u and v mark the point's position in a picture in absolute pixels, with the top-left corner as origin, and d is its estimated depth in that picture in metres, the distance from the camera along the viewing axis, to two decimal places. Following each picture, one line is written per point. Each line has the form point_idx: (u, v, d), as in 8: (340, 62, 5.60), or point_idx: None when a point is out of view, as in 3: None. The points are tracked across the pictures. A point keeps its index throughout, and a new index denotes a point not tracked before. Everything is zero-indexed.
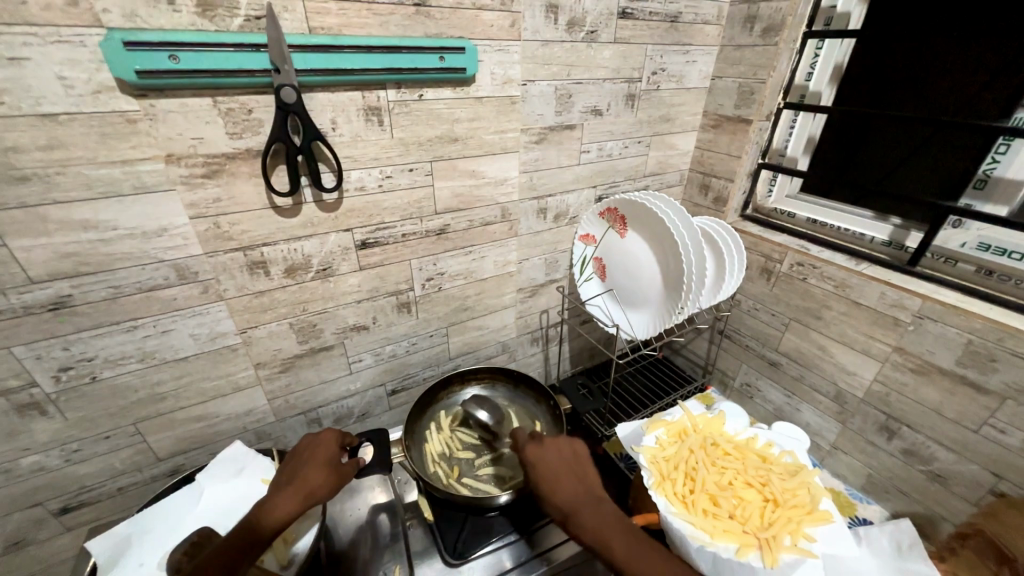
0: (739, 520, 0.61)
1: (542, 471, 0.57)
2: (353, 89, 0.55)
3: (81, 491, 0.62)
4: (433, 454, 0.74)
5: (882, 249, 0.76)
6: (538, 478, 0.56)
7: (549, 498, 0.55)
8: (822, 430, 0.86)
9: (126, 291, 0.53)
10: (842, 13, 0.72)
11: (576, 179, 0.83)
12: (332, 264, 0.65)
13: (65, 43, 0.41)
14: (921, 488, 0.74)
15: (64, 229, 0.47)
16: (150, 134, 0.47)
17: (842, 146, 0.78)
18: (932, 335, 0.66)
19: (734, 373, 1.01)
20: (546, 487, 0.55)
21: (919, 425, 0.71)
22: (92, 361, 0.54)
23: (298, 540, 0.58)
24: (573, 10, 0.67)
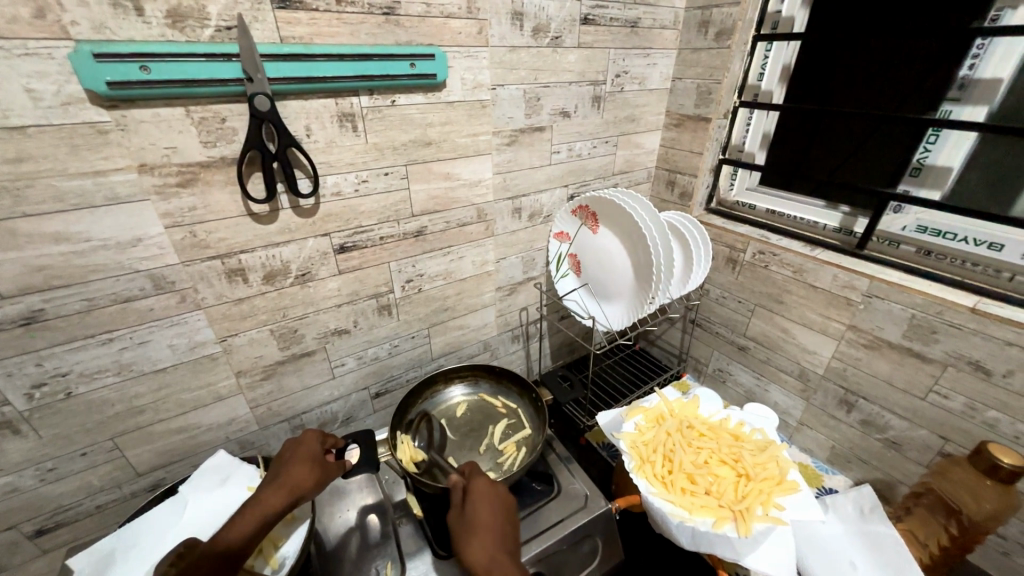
0: (715, 495, 0.64)
1: (480, 506, 0.57)
2: (326, 96, 0.56)
3: (57, 511, 0.61)
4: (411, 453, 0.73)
5: (833, 235, 0.81)
6: (477, 514, 0.56)
7: (477, 535, 0.53)
8: (790, 408, 0.92)
9: (101, 303, 0.53)
10: (786, 18, 0.78)
11: (549, 179, 0.86)
12: (311, 269, 0.66)
13: (33, 56, 0.41)
14: (880, 455, 0.79)
15: (35, 242, 0.47)
16: (122, 144, 0.48)
17: (795, 140, 0.84)
18: (880, 312, 0.72)
19: (707, 359, 1.05)
20: (479, 525, 0.54)
21: (874, 396, 0.77)
22: (67, 376, 0.54)
23: (284, 543, 0.58)
24: (538, 16, 0.70)
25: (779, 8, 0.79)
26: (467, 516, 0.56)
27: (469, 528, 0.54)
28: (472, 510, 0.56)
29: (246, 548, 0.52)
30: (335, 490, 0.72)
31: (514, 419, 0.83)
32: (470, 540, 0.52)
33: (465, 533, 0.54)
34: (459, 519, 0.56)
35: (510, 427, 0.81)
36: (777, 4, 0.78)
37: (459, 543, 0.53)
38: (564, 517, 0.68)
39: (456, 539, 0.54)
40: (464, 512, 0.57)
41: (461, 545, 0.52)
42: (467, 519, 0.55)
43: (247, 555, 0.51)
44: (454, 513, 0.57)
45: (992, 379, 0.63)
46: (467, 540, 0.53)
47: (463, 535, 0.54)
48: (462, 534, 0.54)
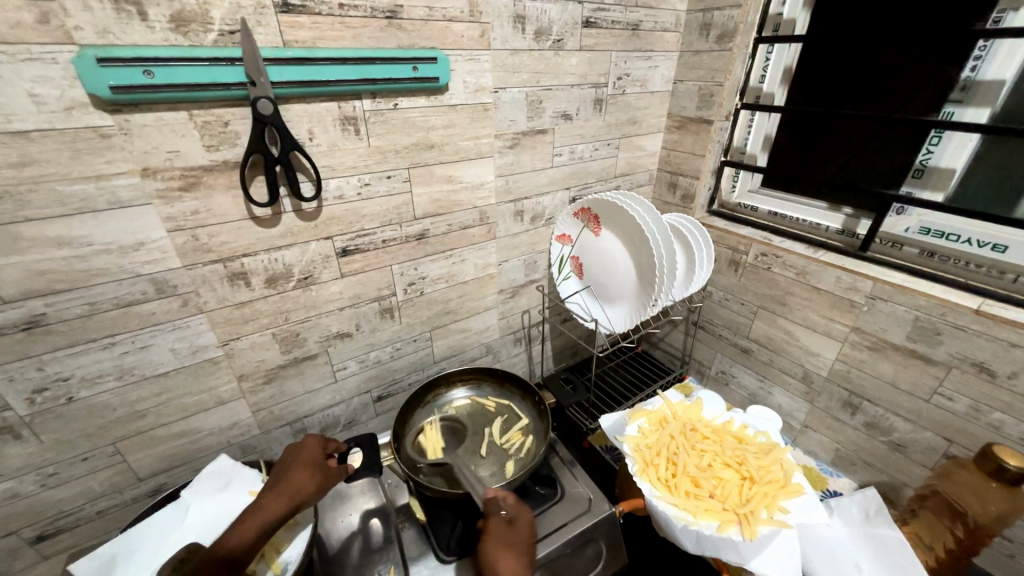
0: (719, 499, 0.64)
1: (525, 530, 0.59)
2: (329, 100, 0.57)
3: (59, 516, 0.60)
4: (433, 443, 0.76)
5: (836, 237, 0.81)
6: (520, 536, 0.58)
7: (516, 556, 0.56)
8: (793, 410, 0.91)
9: (103, 307, 0.52)
10: (788, 20, 0.78)
11: (550, 181, 0.86)
12: (313, 273, 0.65)
13: (36, 61, 0.41)
14: (885, 457, 0.79)
15: (38, 246, 0.47)
16: (125, 148, 0.48)
17: (797, 142, 0.84)
18: (884, 314, 0.71)
19: (710, 362, 1.05)
20: (521, 547, 0.57)
21: (878, 398, 0.76)
22: (68, 381, 0.53)
23: (287, 547, 0.58)
24: (539, 19, 0.70)
25: (781, 10, 0.79)
26: (514, 532, 0.59)
27: (512, 550, 0.57)
28: (518, 531, 0.59)
29: (246, 554, 0.51)
30: (336, 495, 0.72)
31: (510, 420, 0.82)
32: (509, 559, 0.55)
33: (507, 550, 0.57)
34: (504, 529, 0.58)
35: (506, 428, 0.81)
36: (779, 6, 0.78)
37: (498, 558, 0.55)
38: (567, 521, 0.68)
39: (495, 551, 0.56)
40: (512, 528, 0.59)
41: (503, 562, 0.55)
42: (512, 536, 0.58)
43: (246, 561, 0.51)
44: (498, 525, 0.59)
45: (996, 380, 0.63)
46: (507, 559, 0.55)
47: (505, 549, 0.56)
48: (505, 549, 0.56)
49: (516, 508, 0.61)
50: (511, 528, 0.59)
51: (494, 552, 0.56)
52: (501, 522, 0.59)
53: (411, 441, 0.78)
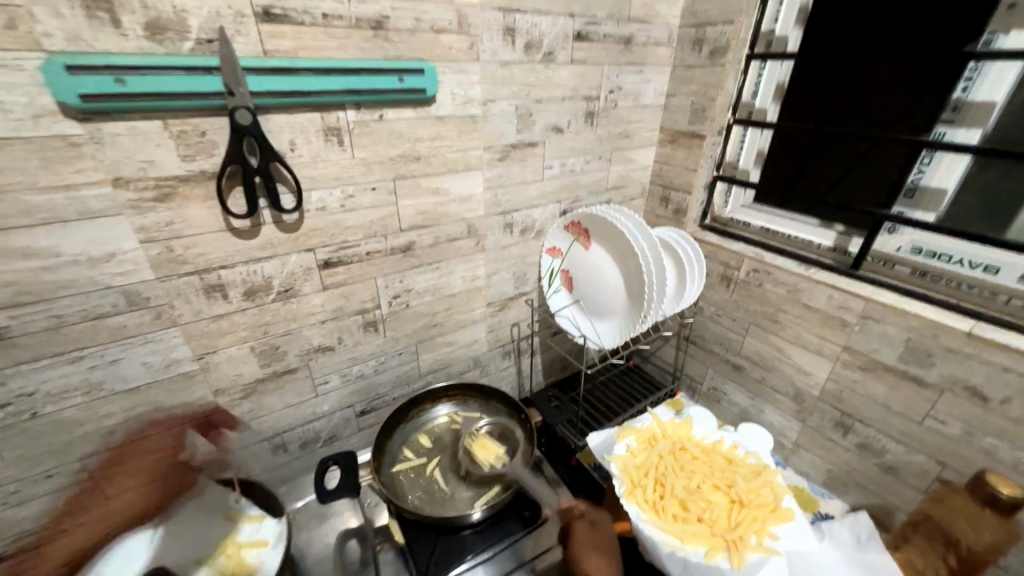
0: (707, 523, 0.62)
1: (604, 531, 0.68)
2: (312, 110, 0.55)
3: (20, 536, 0.58)
4: (487, 449, 0.73)
5: (828, 255, 0.80)
6: (601, 535, 0.67)
7: (602, 557, 0.64)
8: (785, 429, 0.90)
9: (70, 320, 0.51)
10: (780, 37, 0.79)
11: (540, 194, 0.85)
12: (294, 285, 0.64)
13: (2, 67, 0.40)
14: (877, 479, 0.77)
15: (0, 257, 0.45)
16: (96, 157, 0.46)
17: (789, 158, 0.83)
18: (876, 334, 0.70)
19: (702, 377, 1.04)
20: (603, 546, 0.65)
21: (871, 419, 0.75)
22: (33, 396, 0.51)
23: (261, 567, 0.61)
24: (530, 32, 0.69)
25: (772, 27, 0.79)
26: (594, 533, 0.67)
27: (600, 551, 0.64)
28: (598, 533, 0.67)
29: None
30: (316, 514, 0.75)
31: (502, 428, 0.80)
32: (591, 557, 0.64)
33: (594, 553, 0.64)
34: (586, 535, 0.66)
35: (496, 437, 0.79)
36: (772, 22, 0.79)
37: (588, 563, 0.63)
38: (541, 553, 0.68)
39: (582, 553, 0.64)
40: (593, 529, 0.67)
41: (593, 565, 0.62)
42: (593, 537, 0.66)
43: None
44: (583, 528, 0.67)
45: (989, 405, 0.61)
46: (595, 560, 0.63)
47: (587, 547, 0.65)
48: (592, 553, 0.64)
49: (592, 512, 0.70)
50: (592, 530, 0.67)
51: (583, 554, 0.64)
52: (582, 526, 0.68)
53: (394, 463, 0.76)
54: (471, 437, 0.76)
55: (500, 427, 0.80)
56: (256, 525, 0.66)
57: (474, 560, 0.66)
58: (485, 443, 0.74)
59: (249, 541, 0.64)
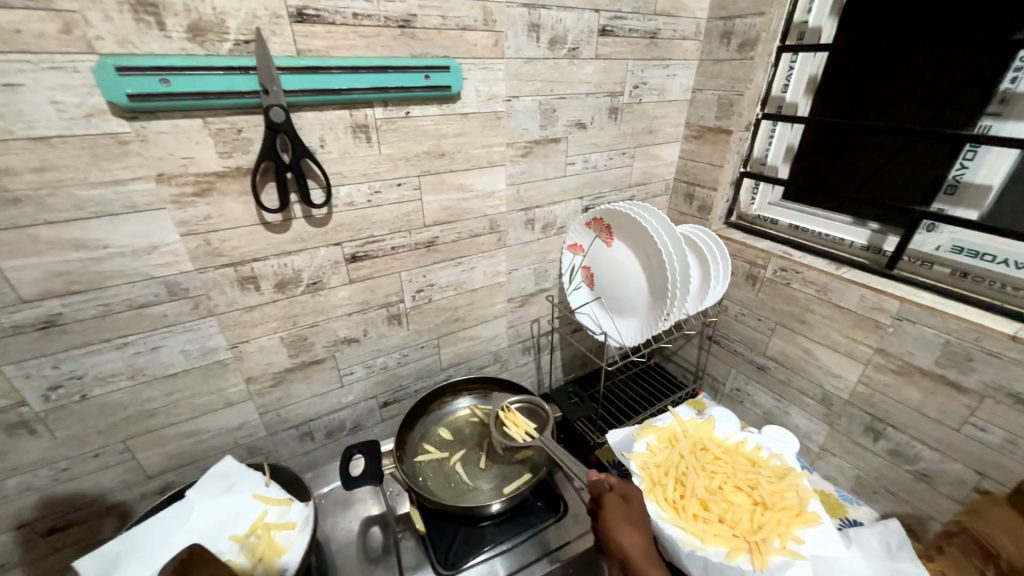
0: (729, 524, 0.61)
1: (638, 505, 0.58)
2: (341, 108, 0.57)
3: (69, 510, 0.62)
4: (519, 423, 0.74)
5: (860, 253, 0.77)
6: (636, 509, 0.57)
7: (638, 532, 0.54)
8: (811, 433, 0.87)
9: (117, 308, 0.54)
10: (813, 28, 0.75)
11: (562, 191, 0.85)
12: (322, 278, 0.66)
13: (58, 69, 0.42)
14: (909, 487, 0.75)
15: (55, 248, 0.48)
16: (141, 154, 0.49)
17: (821, 154, 0.81)
18: (911, 336, 0.68)
19: (725, 378, 1.02)
20: (639, 521, 0.56)
21: (904, 424, 0.72)
22: (82, 379, 0.55)
23: (286, 552, 0.58)
24: (554, 28, 0.69)
25: (805, 18, 0.76)
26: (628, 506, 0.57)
27: (634, 525, 0.55)
28: (633, 507, 0.57)
29: None
30: (341, 501, 0.75)
31: (532, 405, 0.79)
32: (627, 531, 0.54)
33: (629, 527, 0.55)
34: (619, 507, 0.57)
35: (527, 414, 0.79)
36: (803, 14, 0.76)
37: (623, 538, 0.53)
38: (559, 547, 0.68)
39: (616, 527, 0.55)
40: (628, 503, 0.57)
41: (628, 541, 0.53)
42: (627, 510, 0.57)
43: None
44: (615, 501, 0.57)
45: None
46: (631, 535, 0.54)
47: (620, 521, 0.55)
48: (628, 526, 0.55)
49: (623, 483, 0.60)
50: (626, 503, 0.58)
51: (617, 528, 0.55)
52: (613, 498, 0.58)
53: (417, 453, 0.78)
54: (504, 412, 0.77)
55: (531, 405, 0.79)
56: (283, 509, 0.63)
57: (493, 552, 0.67)
58: (516, 419, 0.75)
59: (276, 523, 0.61)
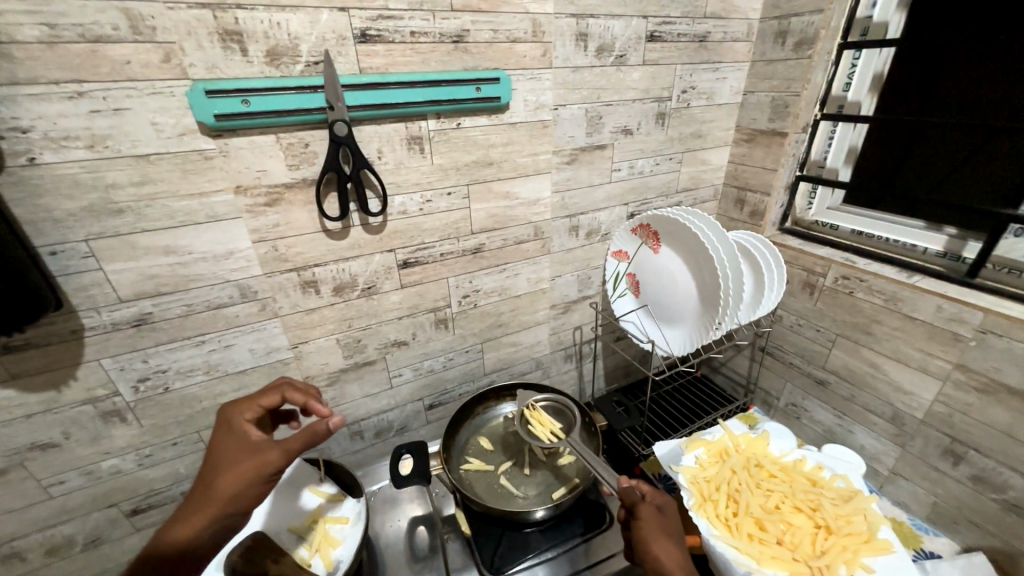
0: (788, 546, 0.58)
1: (672, 517, 0.57)
2: (397, 121, 0.60)
3: (150, 493, 0.68)
4: (543, 423, 0.75)
5: (936, 260, 0.72)
6: (670, 521, 0.56)
7: (673, 544, 0.53)
8: (879, 454, 0.81)
9: (197, 309, 0.59)
10: (879, 23, 0.71)
11: (607, 198, 0.84)
12: (376, 283, 0.69)
13: (158, 94, 0.48)
14: (997, 519, 0.67)
15: (149, 254, 0.53)
16: (223, 168, 0.53)
17: (888, 154, 0.76)
18: (998, 351, 0.62)
19: (779, 392, 0.97)
20: (674, 533, 0.55)
21: (990, 449, 0.66)
22: (166, 373, 0.60)
23: (339, 547, 0.61)
24: (602, 36, 0.70)
25: (870, 13, 0.72)
26: (662, 518, 0.56)
27: (670, 537, 0.54)
28: (666, 518, 0.56)
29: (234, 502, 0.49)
30: (389, 500, 0.78)
31: (555, 403, 0.80)
32: (660, 542, 0.53)
33: (665, 539, 0.53)
34: (653, 517, 0.56)
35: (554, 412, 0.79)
36: (868, 8, 0.72)
37: (657, 550, 0.52)
38: (600, 561, 0.66)
39: (651, 539, 0.53)
40: (663, 514, 0.56)
41: (663, 553, 0.52)
42: (661, 521, 0.55)
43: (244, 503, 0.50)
44: (650, 513, 0.56)
45: None
46: (667, 548, 0.53)
47: (655, 532, 0.54)
48: (663, 538, 0.53)
49: (655, 495, 0.59)
50: (660, 514, 0.56)
51: (652, 541, 0.53)
52: (647, 507, 0.57)
53: (461, 457, 0.79)
54: (528, 410, 0.78)
55: (555, 403, 0.80)
56: (337, 503, 0.66)
57: (537, 559, 0.66)
58: (541, 419, 0.76)
59: (331, 517, 0.64)
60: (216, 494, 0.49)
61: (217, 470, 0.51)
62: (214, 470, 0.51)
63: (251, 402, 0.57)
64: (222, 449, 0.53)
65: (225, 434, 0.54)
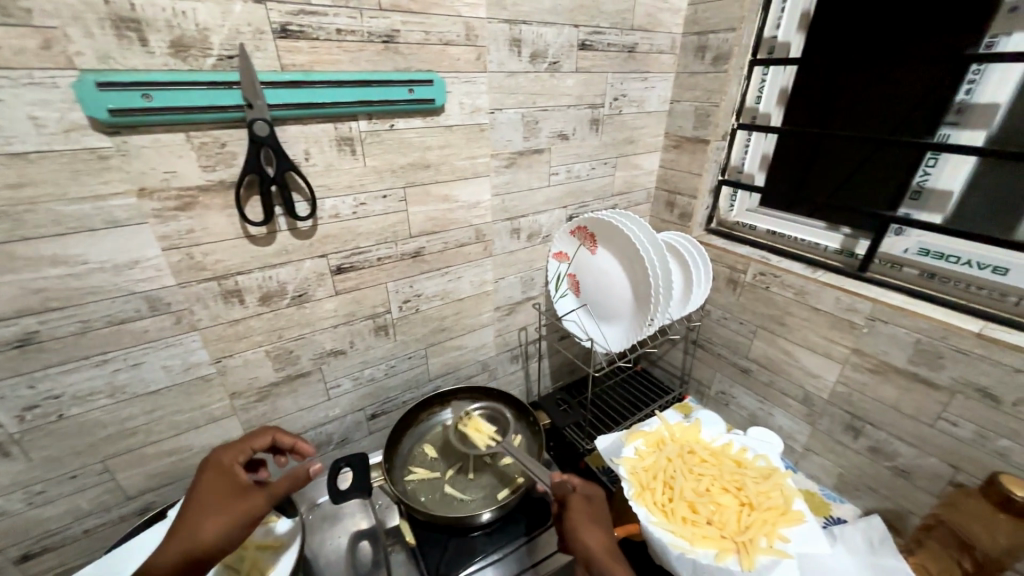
0: (717, 525, 0.62)
1: (599, 505, 0.61)
2: (326, 121, 0.57)
3: (45, 535, 0.60)
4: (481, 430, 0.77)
5: (835, 257, 0.80)
6: (597, 509, 0.61)
7: (599, 528, 0.58)
8: (795, 433, 0.89)
9: (96, 324, 0.53)
10: (783, 43, 0.79)
11: (546, 201, 0.86)
12: (308, 290, 0.66)
13: (38, 85, 0.42)
14: (889, 484, 0.77)
15: (32, 265, 0.47)
16: (122, 169, 0.48)
17: (794, 162, 0.83)
18: (885, 336, 0.70)
19: (710, 381, 1.04)
20: (601, 519, 0.60)
21: (881, 422, 0.75)
22: (59, 398, 0.53)
23: (272, 570, 0.57)
24: (535, 43, 0.71)
25: (775, 34, 0.79)
26: (590, 506, 0.60)
27: (597, 523, 0.59)
28: (594, 507, 0.61)
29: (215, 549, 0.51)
30: (328, 516, 0.74)
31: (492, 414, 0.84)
32: (588, 528, 0.58)
33: (592, 525, 0.58)
34: (583, 506, 0.60)
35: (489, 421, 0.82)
36: (773, 29, 0.79)
37: (586, 534, 0.57)
38: (547, 556, 0.68)
39: (581, 526, 0.58)
40: (591, 503, 0.61)
41: (591, 537, 0.57)
42: (589, 509, 0.60)
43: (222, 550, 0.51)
44: (580, 501, 0.61)
45: (1000, 407, 0.61)
46: (595, 534, 0.57)
47: (584, 519, 0.59)
48: (591, 523, 0.58)
49: (587, 484, 0.64)
50: (589, 503, 0.61)
51: (581, 528, 0.58)
52: (577, 498, 0.61)
53: (406, 465, 0.78)
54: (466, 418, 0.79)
55: (491, 413, 0.84)
56: (271, 525, 0.62)
57: (485, 561, 0.67)
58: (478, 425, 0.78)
59: (263, 542, 0.60)
60: (199, 536, 0.50)
61: (202, 511, 0.52)
62: (198, 510, 0.52)
63: (242, 446, 0.61)
64: (206, 490, 0.55)
65: (212, 476, 0.56)
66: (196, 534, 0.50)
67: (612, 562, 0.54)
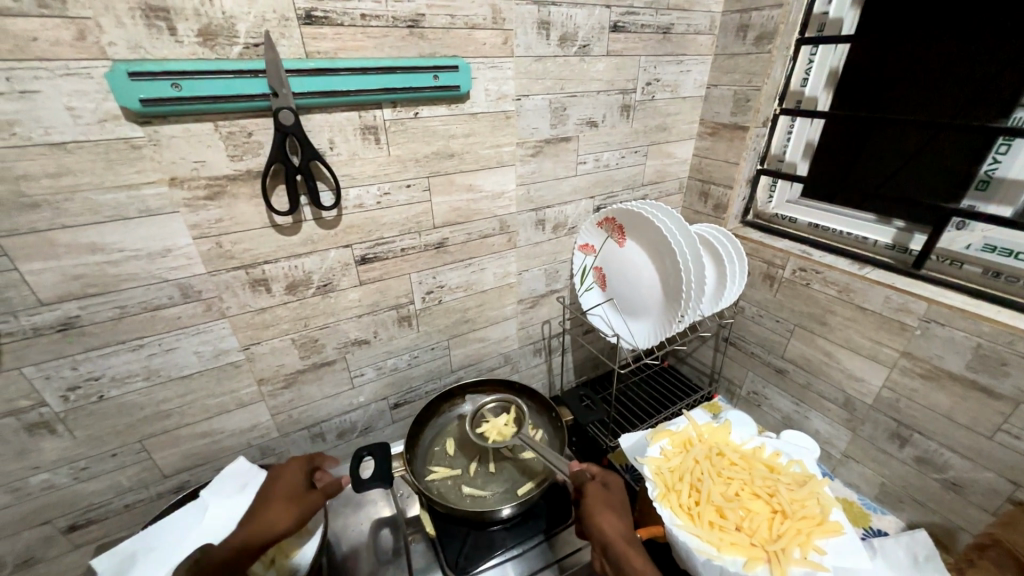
0: (746, 532, 0.59)
1: (617, 494, 0.60)
2: (350, 109, 0.57)
3: (89, 508, 0.63)
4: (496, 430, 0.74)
5: (885, 252, 0.75)
6: (615, 497, 0.59)
7: (616, 516, 0.57)
8: (833, 438, 0.85)
9: (132, 310, 0.54)
10: (835, 19, 0.73)
11: (573, 191, 0.83)
12: (332, 280, 0.66)
13: (74, 76, 0.43)
14: (937, 497, 0.72)
15: (72, 252, 0.49)
16: (154, 159, 0.49)
17: (843, 150, 0.78)
18: (939, 339, 0.65)
19: (741, 381, 1.00)
20: (619, 507, 0.58)
21: (932, 431, 0.69)
22: (99, 380, 0.56)
23: (297, 552, 0.59)
24: (565, 25, 0.68)
25: (825, 9, 0.73)
26: (608, 493, 0.59)
27: (614, 510, 0.57)
28: (612, 495, 0.59)
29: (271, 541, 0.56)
30: (352, 502, 0.74)
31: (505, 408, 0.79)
32: (605, 516, 0.56)
33: (609, 513, 0.57)
34: (600, 493, 0.59)
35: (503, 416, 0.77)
36: (824, 4, 0.73)
37: (602, 522, 0.56)
38: (570, 553, 0.67)
39: (597, 514, 0.57)
40: (608, 490, 0.60)
41: (607, 524, 0.55)
42: (607, 497, 0.59)
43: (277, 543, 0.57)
44: (596, 488, 0.60)
45: None
46: (612, 521, 0.56)
47: (602, 507, 0.57)
48: (607, 511, 0.57)
49: (605, 473, 0.63)
50: (607, 491, 0.60)
51: (598, 515, 0.56)
52: (594, 485, 0.60)
53: (425, 457, 0.78)
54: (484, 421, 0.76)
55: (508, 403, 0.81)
56: None
57: (506, 555, 0.66)
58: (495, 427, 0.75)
59: None
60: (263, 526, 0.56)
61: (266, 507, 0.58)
62: (265, 502, 0.59)
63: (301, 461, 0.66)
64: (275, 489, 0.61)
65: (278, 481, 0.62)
66: (270, 520, 0.57)
67: (629, 551, 0.53)
